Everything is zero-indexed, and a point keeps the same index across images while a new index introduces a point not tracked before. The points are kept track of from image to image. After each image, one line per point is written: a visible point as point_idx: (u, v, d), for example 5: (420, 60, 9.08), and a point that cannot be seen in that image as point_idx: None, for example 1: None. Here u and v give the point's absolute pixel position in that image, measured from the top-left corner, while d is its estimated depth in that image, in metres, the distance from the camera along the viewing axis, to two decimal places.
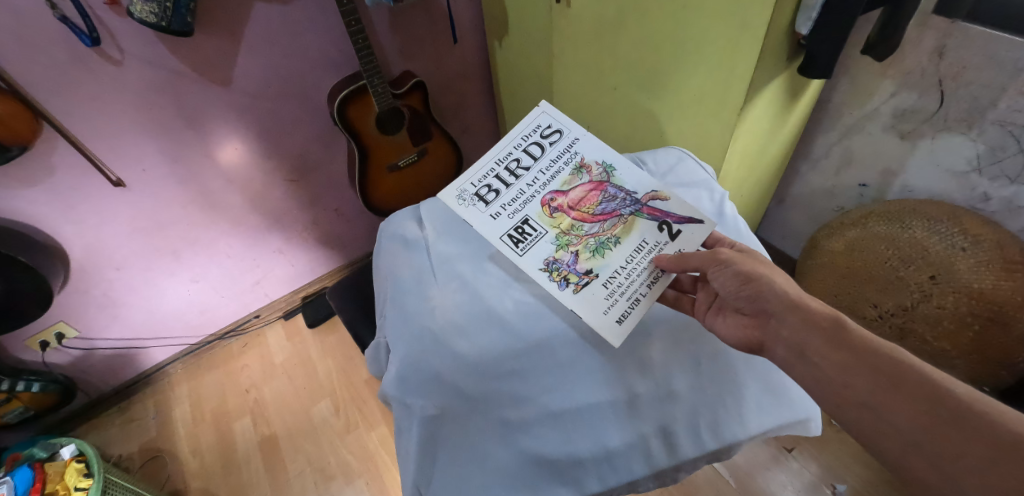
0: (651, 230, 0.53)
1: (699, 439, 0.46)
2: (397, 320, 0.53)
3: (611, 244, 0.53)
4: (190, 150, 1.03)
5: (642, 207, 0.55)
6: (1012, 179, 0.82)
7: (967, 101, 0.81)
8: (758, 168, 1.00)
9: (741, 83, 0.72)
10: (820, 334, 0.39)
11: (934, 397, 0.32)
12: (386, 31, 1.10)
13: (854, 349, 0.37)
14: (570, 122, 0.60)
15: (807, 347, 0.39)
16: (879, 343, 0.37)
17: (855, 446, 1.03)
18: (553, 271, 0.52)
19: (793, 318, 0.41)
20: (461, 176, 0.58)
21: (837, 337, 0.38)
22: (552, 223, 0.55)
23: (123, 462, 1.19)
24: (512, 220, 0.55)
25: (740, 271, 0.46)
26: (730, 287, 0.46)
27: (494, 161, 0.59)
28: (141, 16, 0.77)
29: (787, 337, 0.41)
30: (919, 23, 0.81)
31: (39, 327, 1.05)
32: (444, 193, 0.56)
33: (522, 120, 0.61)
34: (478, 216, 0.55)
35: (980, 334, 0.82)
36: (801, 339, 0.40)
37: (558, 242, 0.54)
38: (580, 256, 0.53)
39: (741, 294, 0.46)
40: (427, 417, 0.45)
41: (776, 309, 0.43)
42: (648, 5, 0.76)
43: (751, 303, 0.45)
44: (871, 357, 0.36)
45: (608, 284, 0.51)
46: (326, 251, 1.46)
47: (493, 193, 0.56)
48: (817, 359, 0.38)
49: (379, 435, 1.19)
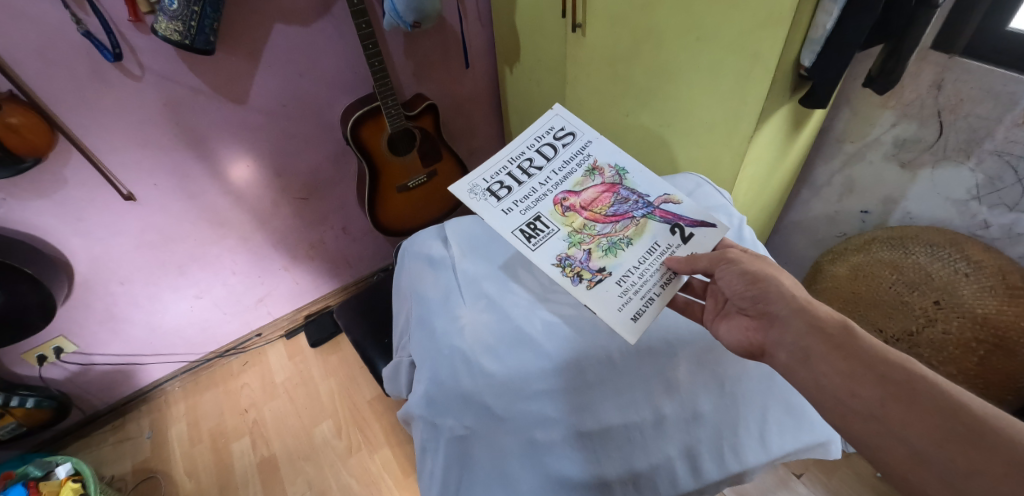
0: (663, 233, 0.55)
1: (722, 462, 0.47)
2: (423, 339, 0.53)
3: (623, 244, 0.54)
4: (201, 166, 1.04)
5: (654, 210, 0.57)
6: (1010, 207, 0.85)
7: (965, 132, 0.85)
8: (764, 195, 1.02)
9: (752, 112, 0.75)
10: (825, 340, 0.40)
11: (949, 412, 0.32)
12: (401, 54, 1.13)
13: (863, 358, 0.37)
14: (582, 126, 0.63)
15: (812, 352, 0.40)
16: (888, 353, 0.37)
17: (863, 473, 1.02)
18: (566, 267, 0.52)
19: (798, 322, 0.42)
20: (474, 172, 0.59)
21: (844, 343, 0.39)
22: (564, 221, 0.56)
23: (116, 483, 1.15)
24: (524, 216, 0.56)
25: (744, 273, 0.48)
26: (736, 287, 0.48)
27: (506, 160, 0.61)
28: (165, 34, 0.79)
29: (792, 340, 0.42)
30: (918, 58, 0.85)
31: (38, 342, 1.03)
32: (456, 186, 0.57)
33: (536, 122, 0.64)
34: (489, 210, 0.56)
35: (985, 359, 0.82)
36: (804, 343, 0.41)
37: (570, 240, 0.55)
38: (592, 255, 0.54)
39: (746, 294, 0.47)
40: (457, 436, 0.46)
41: (782, 313, 0.43)
42: (663, 36, 0.79)
43: (756, 305, 0.46)
44: (881, 367, 0.36)
45: (622, 283, 0.52)
46: (331, 270, 1.45)
47: (506, 190, 0.58)
48: (825, 367, 0.39)
49: (383, 458, 1.17)
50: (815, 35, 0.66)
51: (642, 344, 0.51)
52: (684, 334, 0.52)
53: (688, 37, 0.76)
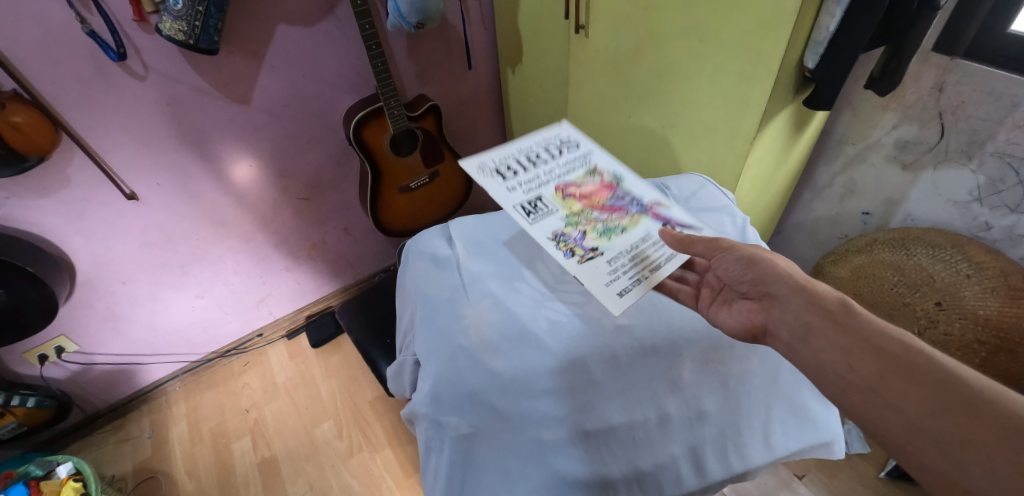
0: (654, 227, 0.57)
1: (726, 461, 0.47)
2: (427, 338, 0.54)
3: (617, 231, 0.56)
4: (204, 166, 1.04)
5: (647, 209, 0.59)
6: (1012, 208, 0.85)
7: (966, 134, 0.85)
8: (766, 196, 1.02)
9: (754, 114, 0.75)
10: (825, 317, 0.41)
11: (944, 383, 0.33)
12: (404, 55, 1.13)
13: (862, 335, 0.38)
14: (588, 138, 0.68)
15: (811, 329, 0.41)
16: (886, 328, 0.38)
17: (864, 473, 1.02)
18: (560, 242, 0.53)
19: (797, 299, 0.43)
20: (485, 152, 0.62)
21: (843, 320, 0.40)
22: (563, 205, 0.57)
23: (116, 483, 1.15)
24: (526, 195, 0.58)
25: (743, 257, 0.49)
26: (734, 271, 0.49)
27: (515, 149, 0.64)
28: (170, 34, 0.80)
29: (793, 317, 0.43)
30: (919, 60, 0.86)
31: (40, 341, 1.03)
32: (466, 160, 0.59)
33: (546, 129, 0.68)
34: (494, 185, 0.57)
35: (987, 360, 0.82)
36: (804, 320, 0.42)
37: (567, 221, 0.56)
38: (586, 235, 0.55)
39: (745, 278, 0.49)
40: (462, 435, 0.46)
41: (782, 293, 0.45)
42: (665, 37, 0.80)
43: (756, 287, 0.48)
44: (879, 343, 0.37)
45: (612, 262, 0.52)
46: (332, 271, 1.45)
47: (511, 171, 0.60)
48: (825, 344, 0.40)
49: (384, 459, 1.17)
50: (818, 37, 0.66)
51: (647, 343, 0.51)
52: (690, 331, 0.52)
53: (689, 39, 0.77)
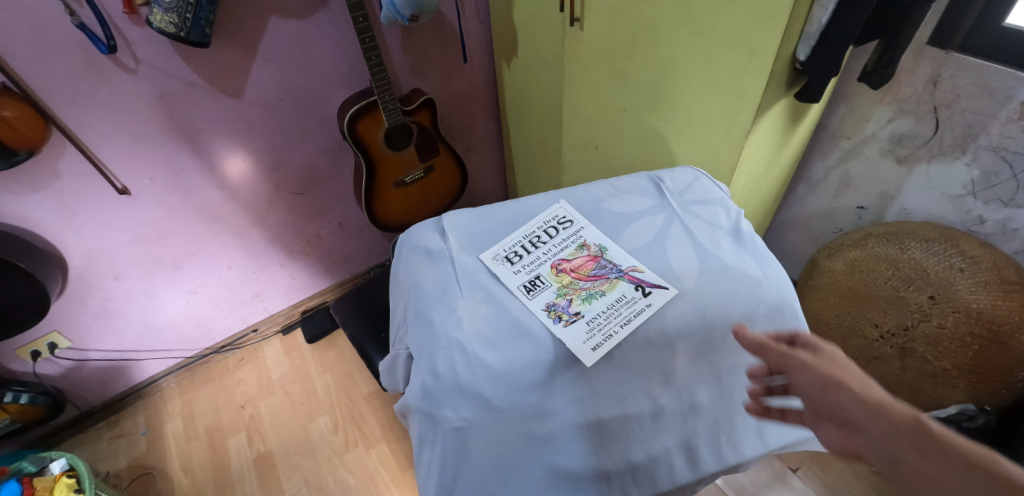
0: (629, 289, 0.56)
1: (719, 454, 0.48)
2: (421, 332, 0.53)
3: (597, 295, 0.57)
4: (196, 160, 1.03)
5: (624, 274, 0.59)
6: (1005, 202, 0.85)
7: (961, 128, 0.85)
8: (761, 189, 1.02)
9: (749, 108, 0.75)
10: (907, 443, 0.32)
11: None
12: (398, 48, 1.12)
13: (948, 458, 0.30)
14: (581, 214, 0.67)
15: (897, 457, 0.32)
16: (979, 451, 0.30)
17: (858, 467, 1.03)
18: (552, 311, 0.54)
19: (877, 426, 0.34)
20: (495, 242, 0.63)
21: (928, 444, 0.31)
22: (555, 279, 0.59)
23: (111, 479, 1.14)
24: (526, 275, 0.59)
25: (818, 378, 0.39)
26: (811, 395, 0.39)
27: (520, 235, 0.64)
28: (160, 26, 0.78)
29: (877, 447, 0.33)
30: (914, 53, 0.85)
31: (32, 337, 1.02)
32: (480, 254, 0.61)
33: (541, 211, 0.68)
34: (501, 271, 0.59)
35: (980, 353, 0.83)
36: (888, 448, 0.33)
37: (558, 292, 0.57)
38: (573, 302, 0.56)
39: (822, 403, 0.38)
40: (455, 429, 0.45)
41: (859, 419, 0.35)
42: (659, 29, 0.79)
43: (833, 414, 0.37)
44: (968, 471, 0.29)
45: (592, 322, 0.53)
46: (327, 266, 1.45)
47: (517, 255, 0.61)
48: (913, 475, 0.31)
49: (380, 454, 1.17)
50: (811, 29, 0.66)
51: (641, 334, 0.51)
52: (684, 324, 0.52)
53: (687, 31, 0.76)
